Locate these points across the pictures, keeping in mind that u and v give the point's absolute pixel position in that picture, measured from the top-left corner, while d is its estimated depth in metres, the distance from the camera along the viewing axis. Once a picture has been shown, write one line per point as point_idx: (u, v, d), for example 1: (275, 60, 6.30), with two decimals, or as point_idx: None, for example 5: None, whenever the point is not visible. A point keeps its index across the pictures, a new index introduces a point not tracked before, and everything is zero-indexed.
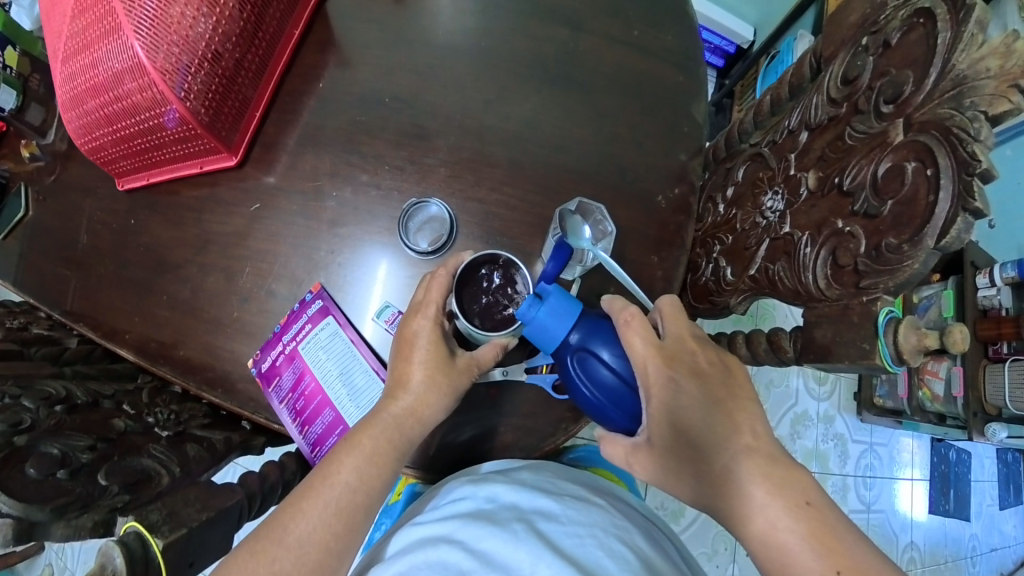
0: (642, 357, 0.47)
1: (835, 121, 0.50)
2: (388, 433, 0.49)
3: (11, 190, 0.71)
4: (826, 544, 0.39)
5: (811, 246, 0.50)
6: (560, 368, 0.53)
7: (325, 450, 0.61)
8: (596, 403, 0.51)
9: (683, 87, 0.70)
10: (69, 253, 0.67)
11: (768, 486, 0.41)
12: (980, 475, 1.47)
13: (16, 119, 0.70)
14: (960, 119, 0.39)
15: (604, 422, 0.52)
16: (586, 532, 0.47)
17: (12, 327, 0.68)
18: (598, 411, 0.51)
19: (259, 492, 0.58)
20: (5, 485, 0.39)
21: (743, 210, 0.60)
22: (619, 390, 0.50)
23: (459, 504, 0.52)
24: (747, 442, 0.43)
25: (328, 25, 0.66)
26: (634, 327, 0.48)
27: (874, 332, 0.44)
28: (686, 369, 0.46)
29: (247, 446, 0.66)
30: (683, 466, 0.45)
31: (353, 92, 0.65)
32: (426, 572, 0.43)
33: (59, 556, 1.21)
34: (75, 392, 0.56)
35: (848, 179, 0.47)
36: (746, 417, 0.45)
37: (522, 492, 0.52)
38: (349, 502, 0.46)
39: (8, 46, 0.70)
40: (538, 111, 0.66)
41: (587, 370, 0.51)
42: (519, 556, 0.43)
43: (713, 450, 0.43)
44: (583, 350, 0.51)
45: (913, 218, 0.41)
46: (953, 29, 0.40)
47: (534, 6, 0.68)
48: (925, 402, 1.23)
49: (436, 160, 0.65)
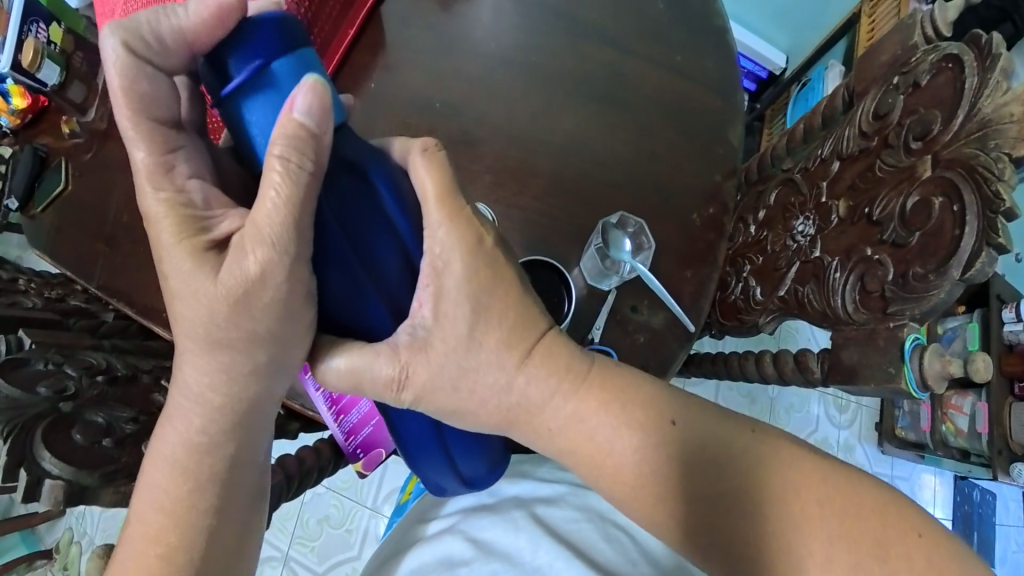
0: (427, 197, 0.34)
1: (865, 153, 0.52)
2: (189, 445, 0.38)
3: (51, 163, 0.73)
4: (849, 531, 0.32)
5: (841, 271, 0.51)
6: (321, 246, 0.34)
7: (359, 440, 0.65)
8: (356, 294, 0.36)
9: (720, 111, 0.70)
10: (100, 229, 0.70)
11: (793, 467, 0.35)
12: (1004, 519, 1.32)
13: (58, 94, 0.73)
14: (984, 159, 0.41)
15: (347, 314, 0.37)
16: (583, 515, 0.49)
17: (53, 301, 0.75)
18: (352, 308, 0.37)
19: (296, 474, 0.63)
20: (54, 448, 0.44)
21: (774, 233, 0.62)
22: (395, 262, 0.37)
23: (461, 500, 0.55)
24: (545, 386, 0.38)
25: (377, 11, 0.63)
26: (431, 160, 0.35)
27: (900, 356, 0.46)
28: (491, 277, 0.36)
29: (281, 430, 0.69)
30: (474, 399, 0.38)
31: (402, 95, 0.63)
32: (433, 568, 0.47)
33: (80, 518, 1.18)
34: (115, 364, 0.59)
35: (878, 210, 0.49)
36: (546, 347, 0.38)
37: (522, 484, 0.54)
38: (198, 491, 0.39)
39: (53, 23, 0.76)
40: (583, 125, 0.66)
41: (354, 216, 0.35)
42: (519, 543, 0.46)
43: (485, 378, 0.37)
44: (342, 219, 0.34)
45: (939, 249, 0.44)
46: (980, 75, 0.42)
47: (577, 24, 0.68)
48: (947, 436, 1.19)
49: (481, 166, 0.62)
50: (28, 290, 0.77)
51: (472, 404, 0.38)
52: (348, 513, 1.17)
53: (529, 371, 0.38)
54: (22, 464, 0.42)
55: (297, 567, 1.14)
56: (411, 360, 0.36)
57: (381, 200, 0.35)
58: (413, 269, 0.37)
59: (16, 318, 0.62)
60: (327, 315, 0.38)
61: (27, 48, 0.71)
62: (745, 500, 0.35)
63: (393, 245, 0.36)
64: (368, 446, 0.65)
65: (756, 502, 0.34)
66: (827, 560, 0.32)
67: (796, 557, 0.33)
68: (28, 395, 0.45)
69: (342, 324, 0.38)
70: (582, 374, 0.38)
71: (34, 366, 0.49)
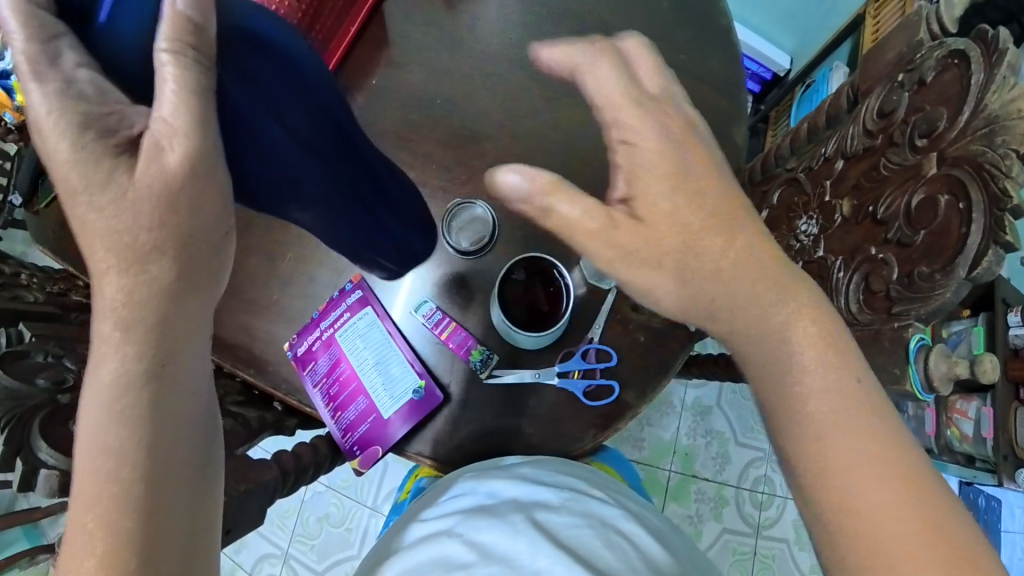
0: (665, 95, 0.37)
1: (870, 151, 0.51)
2: (128, 406, 0.29)
3: None
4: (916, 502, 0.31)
5: (844, 271, 0.51)
6: (231, 125, 0.36)
7: (358, 436, 0.61)
8: (299, 169, 0.42)
9: (724, 110, 0.69)
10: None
11: (859, 422, 0.32)
12: (1009, 525, 1.29)
13: None
14: (992, 156, 0.40)
15: (279, 173, 0.41)
16: (585, 523, 0.48)
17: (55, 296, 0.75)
18: (304, 184, 0.44)
19: (292, 470, 0.63)
20: (49, 438, 0.42)
21: (778, 233, 0.61)
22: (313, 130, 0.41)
23: (460, 501, 0.54)
24: (746, 285, 0.34)
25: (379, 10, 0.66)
26: (642, 52, 0.38)
27: (906, 357, 0.45)
28: (707, 164, 0.36)
29: (279, 426, 0.69)
30: (739, 298, 0.34)
31: (401, 97, 0.66)
32: (430, 568, 0.45)
33: None
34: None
35: (882, 208, 0.49)
36: (735, 246, 0.35)
37: (522, 488, 0.54)
38: (150, 501, 0.29)
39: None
40: (584, 123, 0.66)
41: (260, 89, 0.36)
42: (518, 547, 0.45)
43: (683, 273, 0.34)
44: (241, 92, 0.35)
45: (945, 249, 0.43)
46: (986, 71, 0.42)
47: (578, 23, 0.67)
48: (953, 442, 1.17)
49: (484, 162, 0.65)
50: (30, 284, 0.77)
51: (750, 308, 0.34)
52: (348, 513, 1.17)
53: (733, 264, 0.34)
54: (19, 453, 0.41)
55: (297, 565, 1.15)
56: (687, 258, 0.34)
57: (313, 89, 0.40)
58: (292, 129, 0.39)
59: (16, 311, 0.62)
60: (261, 177, 0.41)
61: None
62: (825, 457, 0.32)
63: (277, 113, 0.37)
64: (364, 444, 0.61)
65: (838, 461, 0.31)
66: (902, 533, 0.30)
67: (879, 524, 0.30)
68: (27, 387, 0.45)
69: (278, 179, 0.42)
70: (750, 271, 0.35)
71: (34, 358, 0.51)
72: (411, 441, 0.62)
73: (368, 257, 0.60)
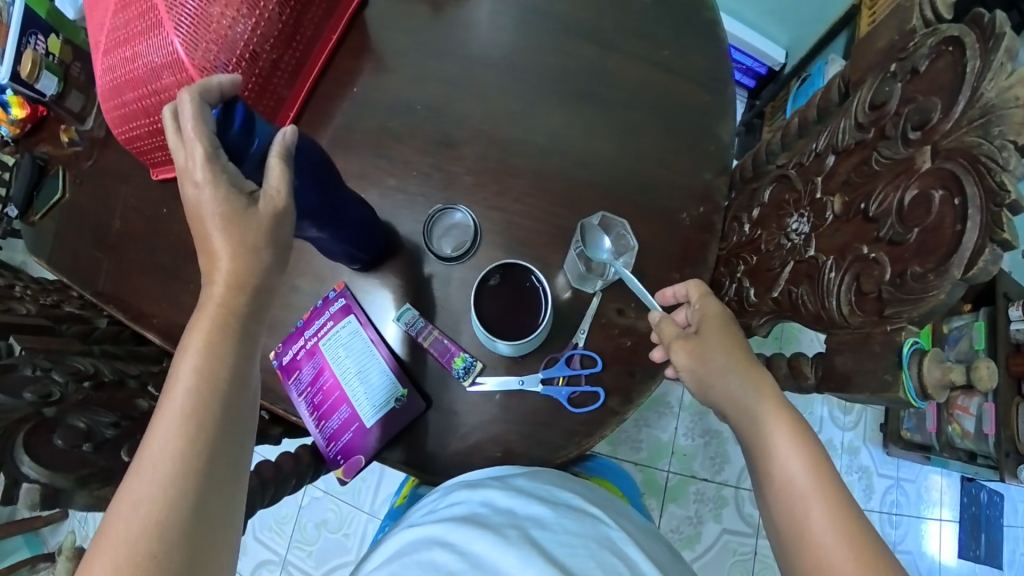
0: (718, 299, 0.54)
1: (861, 146, 0.50)
2: (203, 391, 0.35)
3: (51, 171, 0.76)
4: (836, 507, 0.39)
5: (835, 271, 0.49)
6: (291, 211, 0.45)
7: (340, 446, 0.59)
8: (336, 199, 0.49)
9: (709, 107, 0.66)
10: (102, 237, 0.71)
11: (794, 445, 0.43)
12: (1013, 521, 1.29)
13: (57, 105, 0.74)
14: (988, 148, 0.39)
15: (335, 220, 0.51)
16: (579, 541, 0.47)
17: (47, 305, 0.74)
18: (337, 212, 0.50)
19: (272, 480, 0.61)
20: (34, 451, 0.40)
21: (767, 232, 0.59)
22: (334, 175, 0.48)
23: (453, 508, 0.51)
24: (719, 362, 0.49)
25: (359, 15, 0.67)
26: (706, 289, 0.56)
27: (898, 362, 0.43)
28: (728, 331, 0.50)
29: (264, 434, 0.67)
30: (718, 378, 0.48)
31: (383, 102, 0.65)
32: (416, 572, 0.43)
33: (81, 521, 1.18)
34: (102, 369, 0.57)
35: (874, 205, 0.47)
36: (720, 347, 0.49)
37: (516, 498, 0.51)
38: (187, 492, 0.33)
39: (52, 34, 0.74)
40: (569, 124, 0.64)
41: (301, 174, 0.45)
42: (508, 561, 0.43)
43: (695, 362, 0.50)
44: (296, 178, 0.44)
45: (939, 246, 0.41)
46: (982, 57, 0.40)
47: (563, 22, 0.66)
48: (953, 438, 1.15)
49: (463, 167, 0.63)
50: (24, 296, 0.76)
51: (721, 383, 0.48)
52: (346, 518, 1.15)
53: (730, 367, 0.48)
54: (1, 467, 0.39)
55: (295, 570, 1.13)
56: (726, 353, 0.49)
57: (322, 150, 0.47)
58: (322, 182, 0.46)
59: (8, 323, 0.61)
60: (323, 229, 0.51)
61: (25, 60, 0.70)
62: (764, 468, 0.44)
63: (312, 178, 0.45)
64: (347, 453, 0.59)
65: (769, 467, 0.43)
66: (821, 529, 0.39)
67: (805, 516, 0.40)
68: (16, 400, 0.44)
69: (335, 225, 0.51)
70: (726, 363, 0.48)
71: (22, 371, 0.48)
72: (393, 450, 0.60)
73: (335, 250, 0.56)
